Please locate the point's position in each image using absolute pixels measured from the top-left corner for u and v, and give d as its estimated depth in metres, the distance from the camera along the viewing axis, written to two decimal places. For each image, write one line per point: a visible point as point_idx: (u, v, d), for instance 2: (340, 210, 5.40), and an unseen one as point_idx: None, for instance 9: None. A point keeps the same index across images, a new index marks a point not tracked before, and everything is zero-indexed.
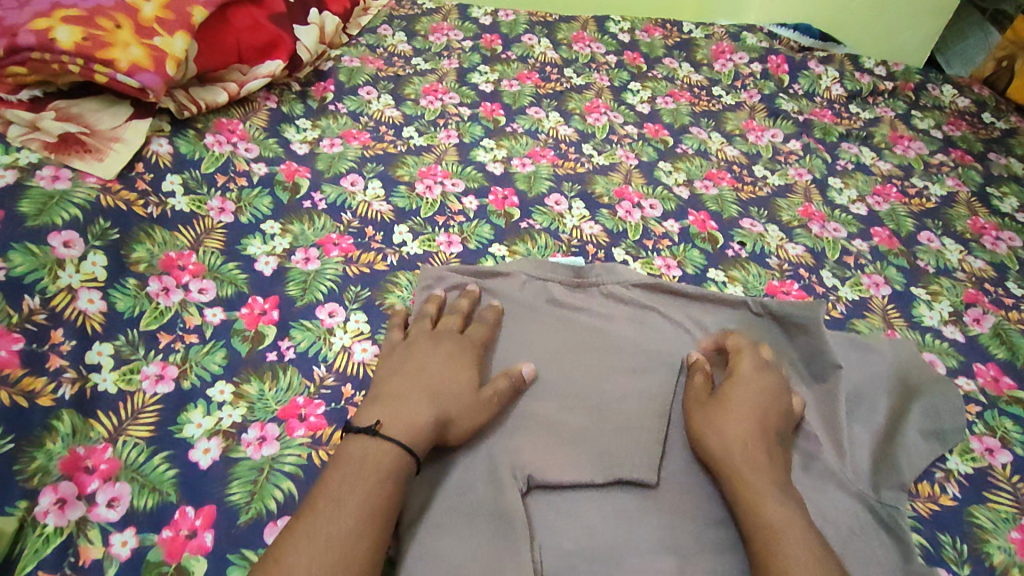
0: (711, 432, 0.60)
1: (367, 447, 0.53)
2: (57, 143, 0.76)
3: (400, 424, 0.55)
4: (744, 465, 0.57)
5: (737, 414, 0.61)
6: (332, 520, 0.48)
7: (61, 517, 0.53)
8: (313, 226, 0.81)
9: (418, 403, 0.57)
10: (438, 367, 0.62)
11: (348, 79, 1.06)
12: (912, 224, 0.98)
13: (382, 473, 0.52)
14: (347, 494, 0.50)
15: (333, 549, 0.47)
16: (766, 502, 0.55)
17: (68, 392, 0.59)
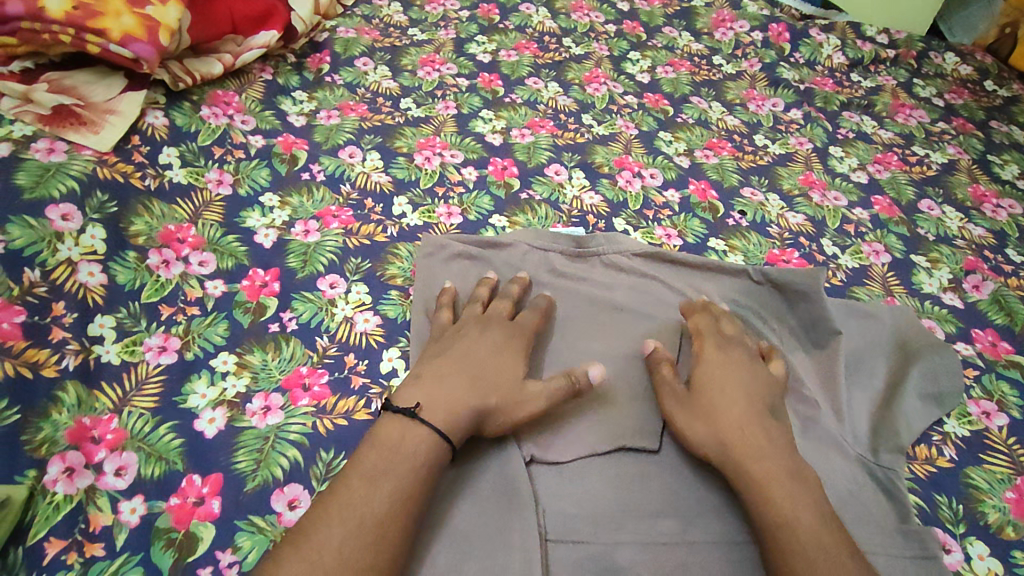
0: (701, 420, 0.58)
1: (405, 432, 0.53)
2: (52, 116, 0.75)
3: (440, 408, 0.54)
4: (744, 450, 0.55)
5: (726, 399, 0.59)
6: (370, 501, 0.48)
7: (70, 485, 0.53)
8: (312, 199, 0.81)
9: (462, 389, 0.56)
10: (488, 357, 0.60)
11: (344, 49, 1.05)
12: (912, 192, 0.98)
13: (420, 459, 0.51)
14: (387, 475, 0.50)
15: (371, 531, 0.47)
16: (774, 486, 0.53)
17: (72, 363, 0.59)
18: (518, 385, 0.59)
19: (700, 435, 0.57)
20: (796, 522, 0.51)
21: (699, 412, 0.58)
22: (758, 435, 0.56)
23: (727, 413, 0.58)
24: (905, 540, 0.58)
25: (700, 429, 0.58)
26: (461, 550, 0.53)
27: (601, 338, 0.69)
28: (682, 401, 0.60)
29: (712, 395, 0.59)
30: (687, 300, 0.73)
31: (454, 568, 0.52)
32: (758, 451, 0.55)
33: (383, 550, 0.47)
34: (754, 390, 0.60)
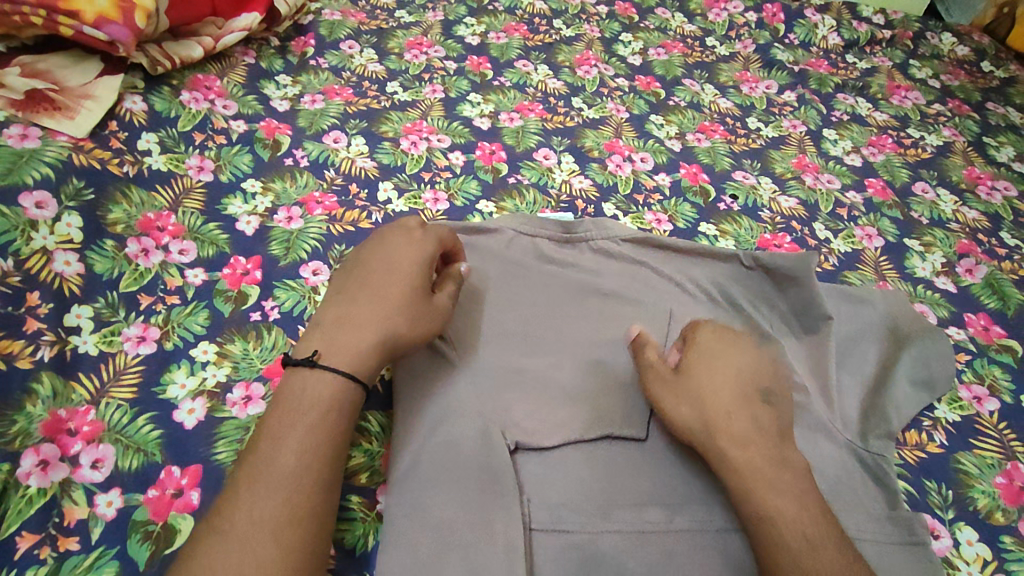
0: (690, 403, 0.55)
1: (309, 382, 0.51)
2: (25, 101, 0.73)
3: (338, 349, 0.53)
4: (730, 439, 0.53)
5: (715, 382, 0.56)
6: (277, 461, 0.47)
7: (44, 478, 0.52)
8: (296, 184, 0.79)
9: (357, 326, 0.54)
10: (384, 285, 0.57)
11: (330, 32, 1.03)
12: (907, 174, 0.97)
13: (321, 404, 0.50)
14: (292, 430, 0.48)
15: (280, 491, 0.46)
16: (757, 479, 0.51)
17: (47, 354, 0.58)
18: (419, 301, 0.57)
19: (690, 424, 0.54)
20: (778, 515, 0.49)
21: (683, 397, 0.56)
22: (745, 426, 0.53)
23: (717, 400, 0.55)
24: (894, 528, 0.58)
25: (683, 410, 0.55)
26: (442, 542, 0.52)
27: (588, 324, 0.68)
28: (668, 387, 0.57)
29: (700, 380, 0.56)
30: (677, 286, 0.72)
31: (433, 560, 0.51)
32: (746, 441, 0.53)
33: (297, 508, 0.46)
34: (744, 374, 0.57)
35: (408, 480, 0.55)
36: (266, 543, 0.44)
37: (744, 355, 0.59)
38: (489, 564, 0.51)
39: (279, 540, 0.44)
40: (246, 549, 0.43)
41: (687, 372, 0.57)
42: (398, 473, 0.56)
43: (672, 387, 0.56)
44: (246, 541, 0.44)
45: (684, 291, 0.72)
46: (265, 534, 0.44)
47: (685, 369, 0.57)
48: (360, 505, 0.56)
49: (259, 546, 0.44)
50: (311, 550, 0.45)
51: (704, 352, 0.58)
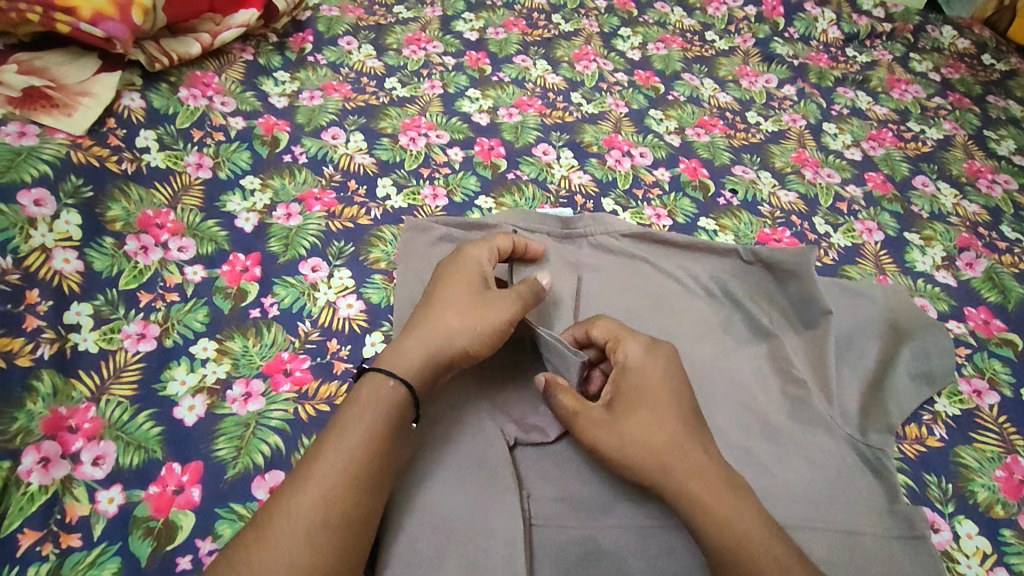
0: (636, 444, 0.51)
1: (364, 384, 0.52)
2: (22, 98, 0.73)
3: (390, 351, 0.53)
4: (687, 468, 0.50)
5: (660, 412, 0.53)
6: (318, 462, 0.47)
7: (46, 475, 0.52)
8: (294, 181, 0.79)
9: (413, 329, 0.55)
10: (445, 300, 0.57)
11: (327, 29, 1.02)
12: (906, 168, 0.96)
13: (361, 403, 0.50)
14: (336, 434, 0.48)
15: (316, 492, 0.45)
16: (718, 501, 0.49)
17: (48, 351, 0.58)
18: (477, 296, 0.57)
19: (636, 461, 0.51)
20: (749, 541, 0.47)
21: (628, 437, 0.52)
22: (696, 454, 0.51)
23: (667, 432, 0.52)
24: (893, 521, 0.57)
25: (631, 450, 0.51)
26: (442, 536, 0.51)
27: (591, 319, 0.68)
28: (608, 432, 0.53)
29: (646, 413, 0.53)
30: (677, 281, 0.72)
31: (434, 556, 0.50)
32: (702, 468, 0.50)
33: (333, 511, 0.45)
34: (684, 397, 0.55)
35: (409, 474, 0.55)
36: (300, 544, 0.43)
37: (676, 370, 0.57)
38: (490, 560, 0.50)
39: (313, 544, 0.44)
40: (281, 550, 0.43)
41: (628, 407, 0.53)
42: None
43: (612, 428, 0.53)
44: (279, 540, 0.43)
45: (684, 286, 0.72)
46: (298, 536, 0.43)
47: (624, 406, 0.54)
48: None
49: (292, 547, 0.43)
50: (345, 555, 0.45)
51: (643, 379, 0.55)
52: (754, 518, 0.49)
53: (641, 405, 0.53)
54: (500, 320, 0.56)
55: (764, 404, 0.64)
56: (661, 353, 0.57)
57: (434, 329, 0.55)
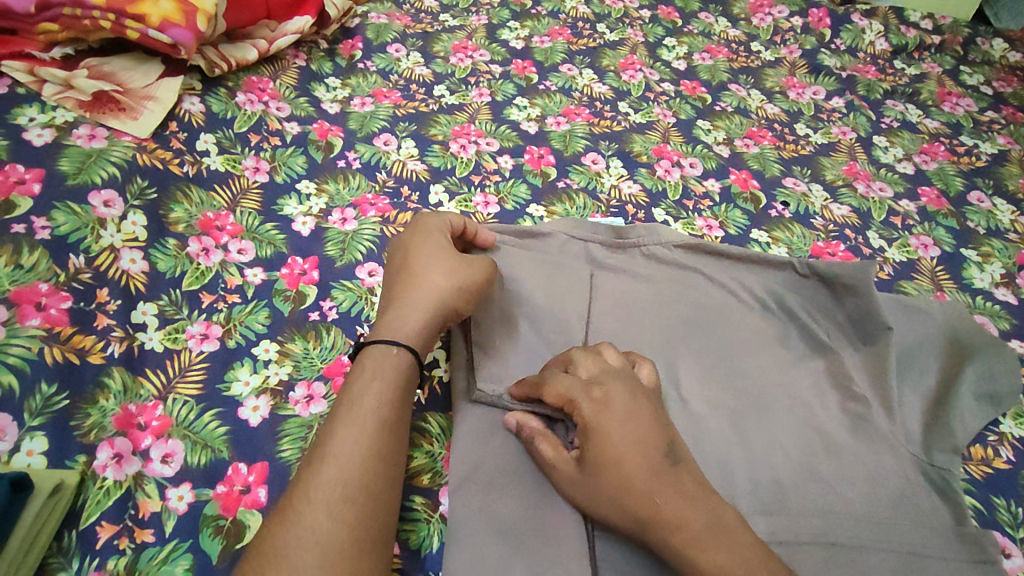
0: (606, 506, 0.48)
1: (366, 357, 0.52)
2: (92, 102, 0.75)
3: (385, 323, 0.55)
4: (667, 521, 0.46)
5: (625, 464, 0.48)
6: (331, 440, 0.46)
7: (119, 471, 0.53)
8: (348, 186, 0.80)
9: (400, 299, 0.56)
10: (422, 266, 0.59)
11: (376, 36, 1.04)
12: (961, 183, 0.95)
13: (365, 374, 0.50)
14: (344, 411, 0.48)
15: (333, 464, 0.45)
16: (697, 553, 0.45)
17: (117, 349, 0.59)
18: (454, 258, 0.60)
19: (615, 520, 0.48)
20: None
21: (600, 493, 0.49)
22: (671, 500, 0.46)
23: (630, 485, 0.47)
24: (961, 544, 0.56)
25: (607, 506, 0.48)
26: (506, 545, 0.51)
27: (653, 326, 0.68)
28: (581, 486, 0.50)
29: (613, 470, 0.48)
30: (732, 294, 0.72)
31: (500, 563, 0.51)
32: (682, 519, 0.46)
33: (352, 483, 0.44)
34: (653, 438, 0.50)
35: (473, 480, 0.55)
36: (322, 518, 0.42)
37: (635, 408, 0.51)
38: (555, 568, 0.50)
39: (337, 518, 0.43)
40: (305, 532, 0.42)
41: (593, 467, 0.49)
42: (461, 474, 0.55)
43: (582, 486, 0.50)
44: (301, 517, 0.42)
45: (738, 298, 0.71)
46: (321, 513, 0.42)
47: (592, 465, 0.49)
48: (424, 506, 0.55)
49: (316, 524, 0.42)
50: (371, 525, 0.44)
51: (602, 434, 0.49)
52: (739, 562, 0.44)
53: (604, 458, 0.49)
54: (478, 279, 0.60)
55: (824, 419, 0.63)
56: (621, 395, 0.52)
57: (424, 295, 0.56)
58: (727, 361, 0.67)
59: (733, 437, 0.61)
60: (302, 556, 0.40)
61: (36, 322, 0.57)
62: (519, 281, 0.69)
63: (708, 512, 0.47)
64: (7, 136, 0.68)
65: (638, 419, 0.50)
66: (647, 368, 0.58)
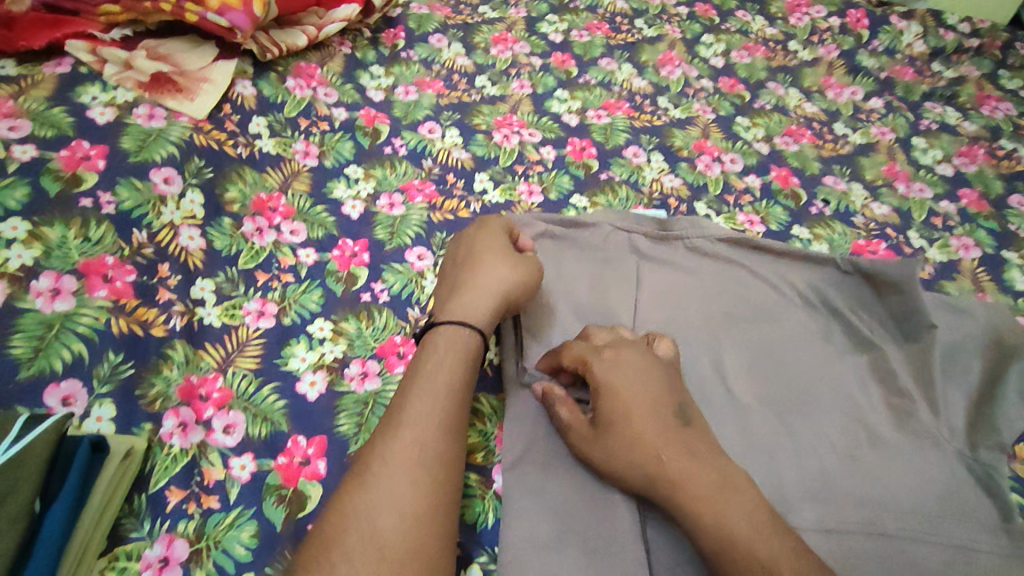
0: (616, 460, 0.50)
1: (438, 337, 0.55)
2: (151, 83, 0.77)
3: (457, 307, 0.57)
4: (669, 471, 0.48)
5: (636, 421, 0.50)
6: (406, 413, 0.49)
7: (185, 440, 0.54)
8: (396, 172, 0.82)
9: (469, 285, 0.59)
10: (487, 256, 0.62)
11: (418, 26, 1.05)
12: (1001, 186, 0.95)
13: (439, 353, 0.53)
14: (419, 385, 0.51)
15: (410, 434, 0.48)
16: (698, 503, 0.46)
17: (179, 323, 0.61)
18: (516, 254, 0.63)
19: (621, 473, 0.50)
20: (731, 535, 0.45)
21: (611, 451, 0.51)
22: (678, 453, 0.49)
23: (640, 440, 0.50)
24: (1010, 540, 0.57)
25: (616, 461, 0.50)
26: (561, 523, 0.52)
27: (699, 314, 0.69)
28: (594, 444, 0.52)
29: (622, 426, 0.51)
30: (775, 288, 0.72)
31: (555, 541, 0.52)
32: (685, 471, 0.48)
33: (427, 454, 0.47)
34: (661, 400, 0.52)
35: (526, 460, 0.56)
36: (401, 483, 0.45)
37: (646, 373, 0.54)
38: (609, 548, 0.51)
39: (414, 485, 0.45)
40: (384, 494, 0.45)
41: (604, 423, 0.51)
42: (514, 454, 0.56)
43: (595, 445, 0.52)
44: (381, 481, 0.45)
45: (783, 294, 0.72)
46: (399, 479, 0.45)
47: (603, 420, 0.52)
48: (478, 483, 0.56)
49: (394, 488, 0.45)
50: (444, 493, 0.47)
51: (613, 391, 0.52)
52: (738, 516, 0.45)
53: (616, 415, 0.51)
54: (538, 273, 0.63)
55: (869, 413, 0.64)
56: (633, 360, 0.55)
57: (492, 283, 0.59)
58: (771, 354, 0.67)
59: (778, 426, 0.62)
60: (382, 518, 0.44)
61: (104, 293, 0.59)
62: (566, 273, 0.69)
63: (711, 466, 0.48)
64: (72, 113, 0.69)
65: (649, 382, 0.53)
66: (666, 343, 0.59)
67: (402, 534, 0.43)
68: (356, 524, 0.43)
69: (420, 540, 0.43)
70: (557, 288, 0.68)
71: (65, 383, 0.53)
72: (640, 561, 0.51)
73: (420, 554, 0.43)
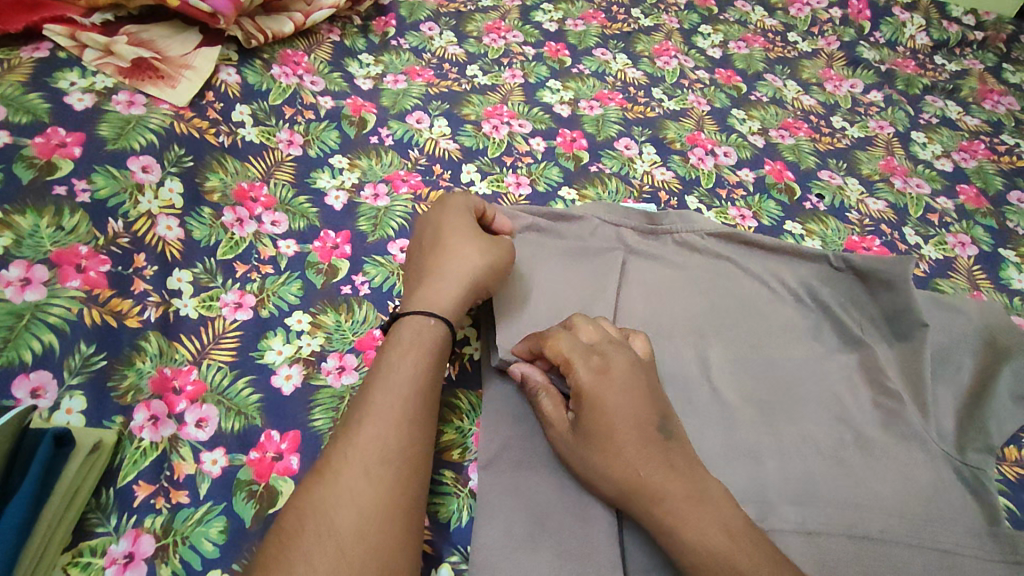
0: (595, 472, 0.49)
1: (402, 327, 0.54)
2: (132, 69, 0.75)
3: (424, 297, 0.56)
4: (645, 490, 0.47)
5: (615, 435, 0.49)
6: (368, 406, 0.48)
7: (155, 433, 0.54)
8: (381, 162, 0.80)
9: (435, 274, 0.58)
10: (452, 241, 0.60)
11: (409, 13, 1.03)
12: (1001, 182, 0.93)
13: (403, 344, 0.52)
14: (382, 380, 0.50)
15: (371, 430, 0.47)
16: (678, 521, 0.45)
17: (153, 314, 0.60)
18: (482, 236, 0.62)
19: (602, 487, 0.49)
20: (708, 556, 0.44)
21: (591, 463, 0.50)
22: (657, 469, 0.48)
23: (619, 455, 0.48)
24: (995, 544, 0.55)
25: (595, 473, 0.49)
26: (537, 522, 0.52)
27: (686, 310, 0.68)
28: (575, 453, 0.51)
29: (603, 438, 0.49)
30: (766, 285, 0.71)
31: (529, 541, 0.51)
32: (663, 489, 0.47)
33: (389, 449, 0.46)
34: (644, 412, 0.50)
35: (502, 459, 0.55)
36: (361, 479, 0.44)
37: (631, 381, 0.52)
38: (584, 549, 0.50)
39: (374, 481, 0.44)
40: (343, 491, 0.44)
41: (584, 433, 0.50)
42: (491, 454, 0.55)
43: (576, 454, 0.51)
44: (340, 477, 0.44)
45: (773, 291, 0.70)
46: (360, 475, 0.44)
47: (583, 430, 0.50)
48: (453, 481, 0.55)
49: (353, 485, 0.44)
50: (406, 488, 0.45)
51: (595, 402, 0.50)
52: (716, 536, 0.45)
53: (596, 426, 0.49)
54: (508, 256, 0.62)
55: (855, 413, 0.63)
56: (618, 369, 0.52)
57: (459, 271, 0.58)
58: (759, 353, 0.66)
59: (762, 426, 0.61)
60: (342, 513, 0.43)
61: (76, 283, 0.58)
62: (551, 269, 0.68)
63: (691, 482, 0.47)
64: (49, 99, 0.68)
65: (636, 393, 0.51)
66: (642, 341, 0.58)
67: (363, 529, 0.42)
68: (312, 524, 0.42)
69: (382, 534, 0.43)
70: (538, 279, 0.67)
71: (34, 374, 0.52)
72: (616, 563, 0.50)
73: (382, 548, 0.42)
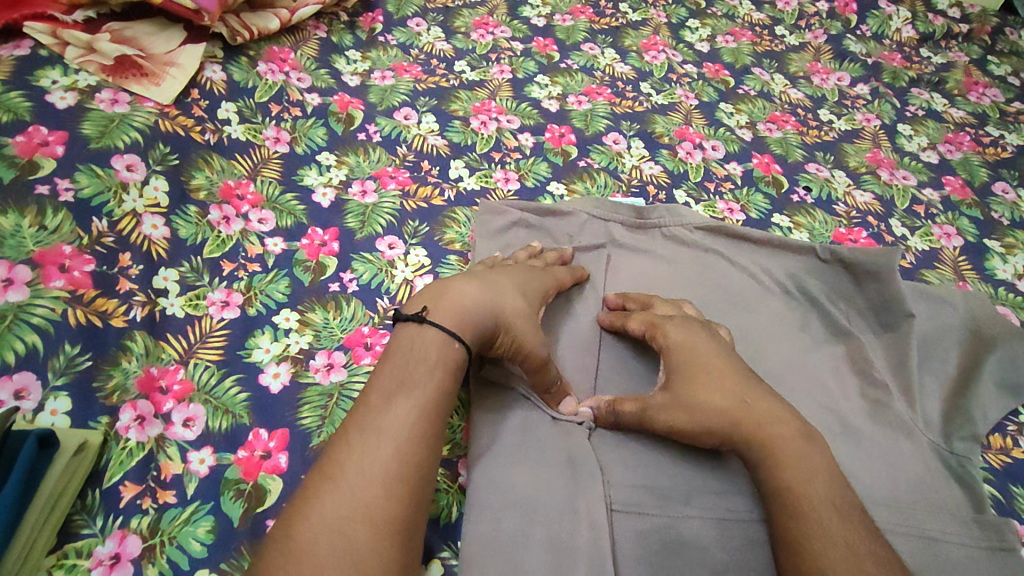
0: (699, 409, 0.53)
1: (428, 337, 0.51)
2: (114, 67, 0.75)
3: (453, 302, 0.53)
4: (755, 419, 0.51)
5: (720, 374, 0.54)
6: (386, 417, 0.47)
7: (141, 433, 0.53)
8: (369, 159, 0.80)
9: (476, 287, 0.55)
10: (507, 284, 0.57)
11: (396, 9, 1.02)
12: (986, 173, 0.94)
13: (428, 362, 0.50)
14: (404, 391, 0.48)
15: (391, 443, 0.45)
16: (789, 447, 0.50)
17: (139, 314, 0.59)
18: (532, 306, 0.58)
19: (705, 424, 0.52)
20: (816, 482, 0.48)
21: (693, 400, 0.53)
22: (764, 405, 0.52)
23: (725, 390, 0.53)
24: (980, 530, 0.56)
25: (696, 410, 0.53)
26: (526, 517, 0.52)
27: None
28: (671, 397, 0.54)
29: (706, 377, 0.54)
30: (753, 279, 0.71)
31: (518, 536, 0.51)
32: (771, 421, 0.51)
33: (408, 466, 0.45)
34: (740, 365, 0.56)
35: (491, 456, 0.55)
36: (378, 494, 0.43)
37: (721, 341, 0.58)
38: (574, 545, 0.50)
39: (391, 497, 0.43)
40: (358, 504, 0.42)
41: (687, 377, 0.55)
42: (480, 450, 0.55)
43: (672, 396, 0.54)
44: (356, 489, 0.43)
45: (762, 285, 0.71)
46: (378, 490, 0.43)
47: (682, 375, 0.55)
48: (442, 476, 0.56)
49: (369, 500, 0.42)
50: (418, 507, 0.44)
51: (693, 351, 0.56)
52: (823, 467, 0.49)
53: (698, 369, 0.55)
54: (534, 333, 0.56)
55: (843, 404, 0.63)
56: (705, 329, 0.59)
57: (496, 304, 0.54)
58: (749, 346, 0.66)
59: None
60: (356, 528, 0.41)
61: (60, 284, 0.58)
62: None
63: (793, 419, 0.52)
64: (31, 98, 0.68)
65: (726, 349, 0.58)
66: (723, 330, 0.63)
67: (375, 546, 0.41)
68: (323, 533, 0.40)
69: (391, 555, 0.41)
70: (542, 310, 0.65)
71: (18, 376, 0.52)
72: (605, 558, 0.50)
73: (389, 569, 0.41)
